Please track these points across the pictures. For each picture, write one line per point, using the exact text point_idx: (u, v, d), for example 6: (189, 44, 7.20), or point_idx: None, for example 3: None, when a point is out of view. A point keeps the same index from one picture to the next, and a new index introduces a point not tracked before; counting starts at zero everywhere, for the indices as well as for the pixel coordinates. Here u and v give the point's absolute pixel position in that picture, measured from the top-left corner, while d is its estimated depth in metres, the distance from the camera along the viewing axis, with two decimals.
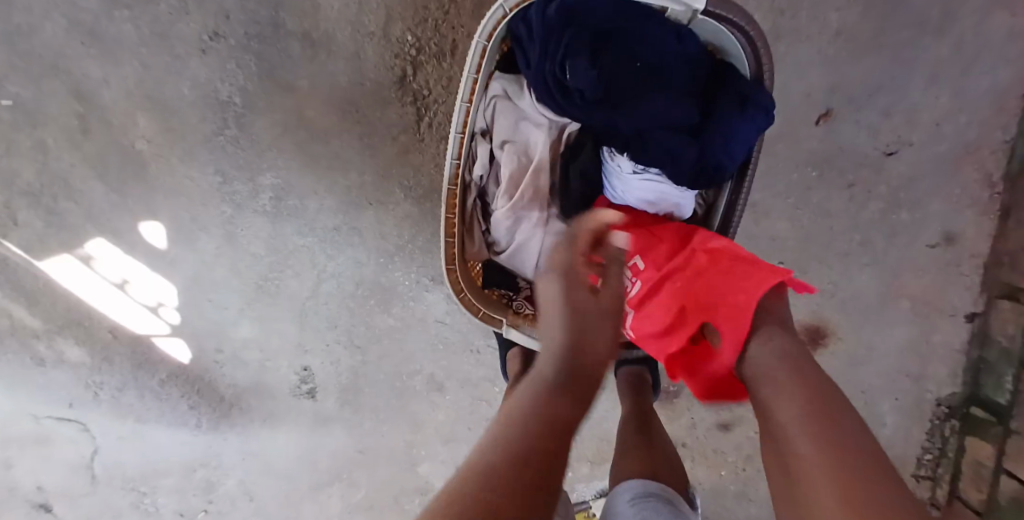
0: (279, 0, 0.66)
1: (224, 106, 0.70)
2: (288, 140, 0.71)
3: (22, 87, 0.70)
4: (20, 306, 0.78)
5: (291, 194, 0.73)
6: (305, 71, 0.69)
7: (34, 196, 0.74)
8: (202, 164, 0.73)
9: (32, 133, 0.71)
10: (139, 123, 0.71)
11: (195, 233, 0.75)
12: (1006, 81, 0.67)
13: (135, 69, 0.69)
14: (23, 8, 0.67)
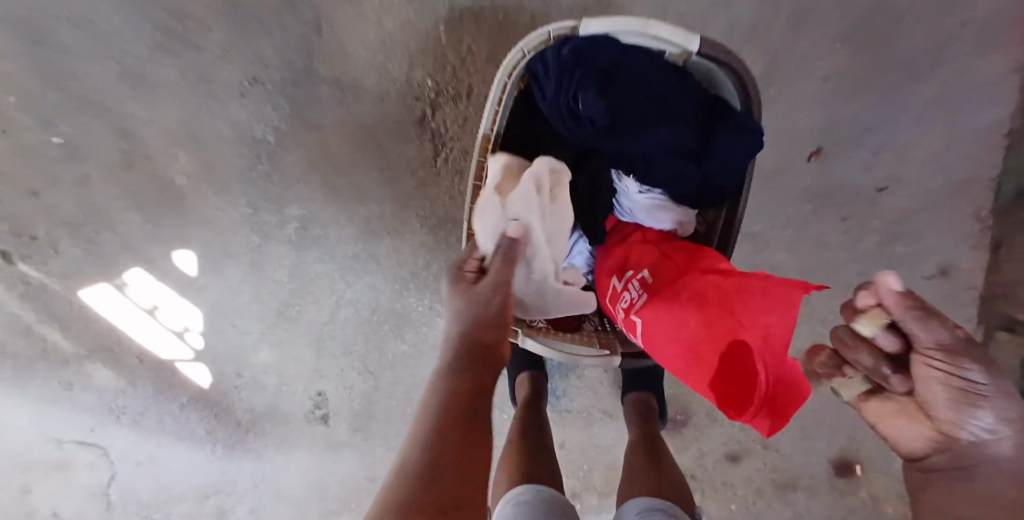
0: (311, 49, 0.72)
1: (259, 143, 0.76)
2: (314, 175, 0.77)
3: (73, 127, 0.78)
4: (55, 331, 0.86)
5: (315, 224, 0.79)
6: (332, 111, 0.74)
7: (76, 226, 0.82)
8: (234, 196, 0.79)
9: (80, 167, 0.80)
10: (179, 158, 0.78)
11: (222, 261, 0.82)
12: (992, 121, 0.70)
13: (177, 111, 0.76)
14: (82, 56, 0.75)
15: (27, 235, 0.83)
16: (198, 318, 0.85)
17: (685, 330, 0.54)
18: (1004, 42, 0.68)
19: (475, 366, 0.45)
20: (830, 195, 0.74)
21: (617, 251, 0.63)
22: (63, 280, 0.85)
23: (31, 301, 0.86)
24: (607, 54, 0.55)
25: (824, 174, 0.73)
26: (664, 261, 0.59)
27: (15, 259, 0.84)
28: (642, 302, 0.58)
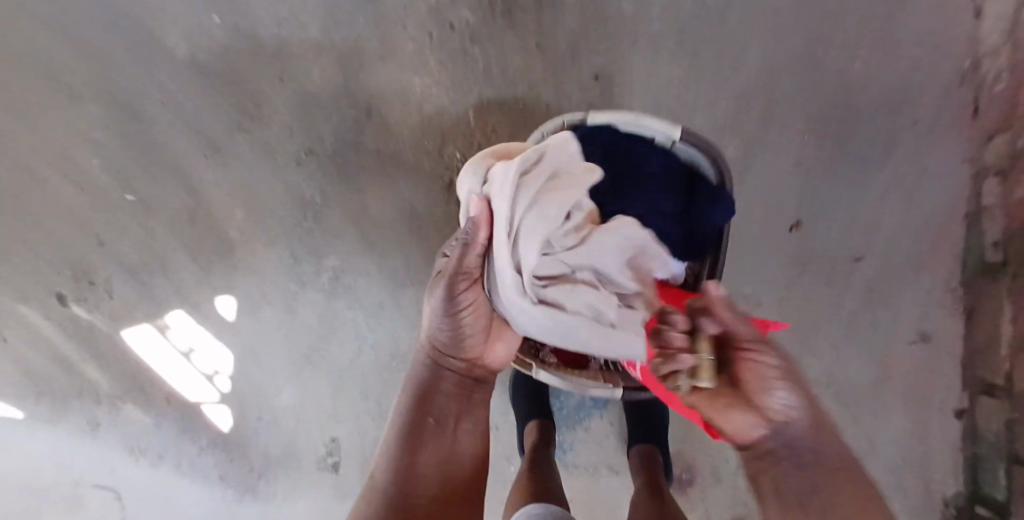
0: (362, 126, 0.85)
1: (307, 203, 0.87)
2: (352, 231, 0.87)
3: (147, 185, 0.90)
4: (95, 371, 0.94)
5: (349, 273, 0.88)
6: (374, 178, 0.86)
7: (134, 272, 0.93)
8: (279, 248, 0.89)
9: (147, 220, 0.91)
10: (235, 214, 0.89)
11: (260, 306, 0.92)
12: (947, 202, 0.82)
13: (239, 173, 0.88)
14: (166, 127, 0.88)
15: (87, 279, 0.93)
16: (229, 362, 0.93)
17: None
18: (946, 135, 0.82)
19: (433, 410, 0.64)
20: (812, 263, 0.84)
21: None
22: (112, 321, 0.93)
23: (78, 340, 0.94)
24: (605, 138, 0.67)
25: (807, 241, 0.84)
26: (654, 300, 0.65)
27: (70, 301, 0.94)
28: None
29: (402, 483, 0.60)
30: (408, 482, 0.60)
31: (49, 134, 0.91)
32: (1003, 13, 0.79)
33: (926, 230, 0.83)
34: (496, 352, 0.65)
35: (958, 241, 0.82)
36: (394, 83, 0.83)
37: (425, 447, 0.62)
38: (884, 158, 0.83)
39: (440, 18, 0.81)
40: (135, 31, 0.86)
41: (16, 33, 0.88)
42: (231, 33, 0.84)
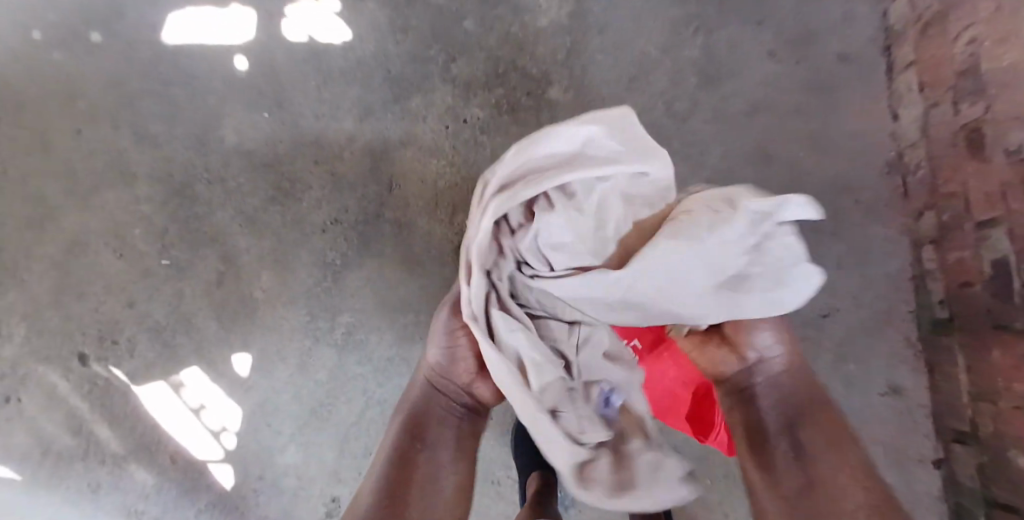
0: (383, 200, 0.97)
1: (328, 265, 0.99)
2: (366, 292, 0.98)
3: (182, 253, 1.01)
4: (105, 428, 1.01)
5: (360, 330, 0.99)
6: (390, 243, 0.98)
7: (159, 331, 1.02)
8: (298, 308, 1.00)
9: (178, 284, 1.01)
10: (261, 277, 1.00)
11: (275, 363, 1.00)
12: (897, 269, 0.99)
13: (269, 242, 0.99)
14: (206, 202, 1.00)
15: (111, 340, 1.02)
16: (236, 419, 1.01)
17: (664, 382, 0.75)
18: (883, 215, 1.00)
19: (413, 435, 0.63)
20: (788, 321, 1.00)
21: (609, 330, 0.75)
22: (130, 379, 1.02)
23: (93, 398, 1.02)
24: None
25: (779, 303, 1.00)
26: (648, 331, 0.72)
27: (91, 362, 1.02)
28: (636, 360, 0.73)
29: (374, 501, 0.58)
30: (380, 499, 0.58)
31: (100, 210, 1.03)
32: (916, 116, 0.98)
33: (882, 295, 0.99)
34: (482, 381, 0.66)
35: (910, 304, 0.98)
36: (414, 164, 0.97)
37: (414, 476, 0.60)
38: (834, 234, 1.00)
39: (455, 114, 0.97)
40: (190, 122, 1.01)
41: (91, 125, 1.03)
42: (274, 125, 0.99)
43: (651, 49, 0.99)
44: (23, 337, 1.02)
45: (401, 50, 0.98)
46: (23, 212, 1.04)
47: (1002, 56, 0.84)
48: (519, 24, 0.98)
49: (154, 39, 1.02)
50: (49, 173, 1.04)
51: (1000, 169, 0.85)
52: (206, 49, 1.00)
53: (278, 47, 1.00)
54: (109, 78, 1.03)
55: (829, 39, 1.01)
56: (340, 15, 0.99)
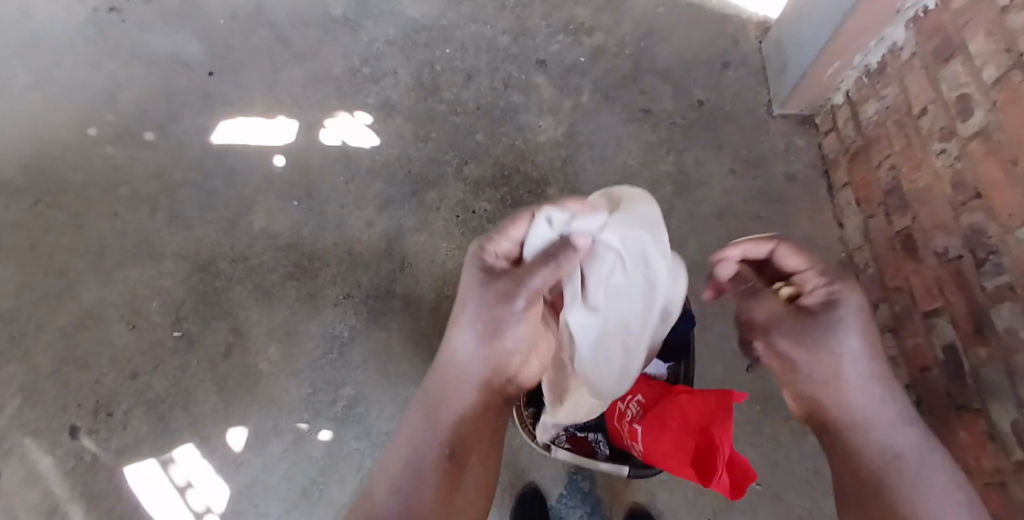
0: (395, 279, 1.09)
1: (336, 338, 1.06)
2: (373, 365, 1.05)
3: (194, 324, 1.07)
4: (79, 510, 1.00)
5: (361, 403, 1.04)
6: (399, 316, 1.08)
7: (155, 403, 1.04)
8: (301, 380, 1.05)
9: (185, 355, 1.06)
10: (269, 350, 1.06)
11: (270, 438, 1.02)
12: None
13: (283, 315, 1.08)
14: (226, 277, 1.09)
15: (105, 413, 1.04)
16: (222, 500, 1.01)
17: (664, 436, 0.80)
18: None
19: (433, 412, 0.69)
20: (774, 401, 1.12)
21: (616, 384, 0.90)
22: (118, 454, 1.02)
23: (74, 476, 1.01)
24: None
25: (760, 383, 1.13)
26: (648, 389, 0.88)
27: (81, 435, 1.02)
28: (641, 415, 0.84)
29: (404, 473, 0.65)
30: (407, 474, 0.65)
31: (120, 283, 1.10)
32: (858, 224, 1.18)
33: None
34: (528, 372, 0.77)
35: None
36: (426, 248, 1.11)
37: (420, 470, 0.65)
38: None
39: (465, 206, 1.13)
40: (224, 208, 1.13)
41: (126, 206, 1.14)
42: (301, 212, 1.13)
43: (632, 162, 1.19)
44: (15, 409, 1.03)
45: (421, 155, 1.16)
46: (42, 285, 1.09)
47: (917, 179, 1.04)
48: (523, 139, 1.18)
49: (204, 139, 1.17)
50: (76, 253, 1.11)
51: (933, 267, 1.00)
52: (250, 150, 1.16)
53: (313, 148, 1.16)
54: (154, 170, 1.15)
55: (775, 163, 1.24)
56: (370, 126, 1.18)
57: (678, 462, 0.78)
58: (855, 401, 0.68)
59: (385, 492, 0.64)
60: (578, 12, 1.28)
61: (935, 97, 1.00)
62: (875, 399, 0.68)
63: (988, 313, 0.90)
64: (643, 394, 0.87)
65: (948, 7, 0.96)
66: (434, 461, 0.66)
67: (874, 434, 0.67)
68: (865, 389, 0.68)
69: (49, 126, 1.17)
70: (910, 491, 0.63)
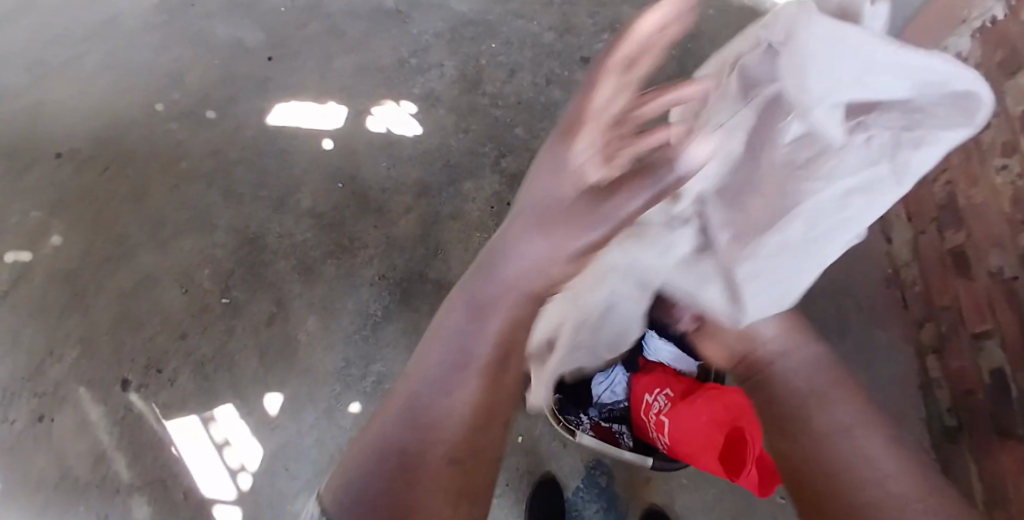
0: (428, 265, 1.18)
1: (370, 316, 1.16)
2: (404, 345, 1.15)
3: (240, 293, 1.19)
4: (124, 460, 1.12)
5: (389, 380, 1.13)
6: (430, 300, 1.16)
7: (201, 365, 1.16)
8: (336, 353, 1.15)
9: (230, 321, 1.18)
10: (308, 322, 1.17)
11: (304, 406, 1.13)
12: (902, 374, 1.11)
13: (322, 291, 1.18)
14: (273, 252, 1.20)
15: (155, 369, 1.16)
16: (256, 459, 1.12)
17: (695, 426, 0.88)
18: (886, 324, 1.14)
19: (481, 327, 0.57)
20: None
21: (645, 375, 1.00)
22: (166, 408, 1.14)
23: (122, 426, 1.13)
24: None
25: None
26: (674, 381, 0.96)
27: (132, 388, 1.15)
28: (670, 408, 0.92)
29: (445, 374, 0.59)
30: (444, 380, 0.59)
31: (177, 251, 1.22)
32: (906, 239, 1.14)
33: (891, 400, 1.10)
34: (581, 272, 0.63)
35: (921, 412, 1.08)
36: (460, 236, 1.18)
37: (450, 416, 0.59)
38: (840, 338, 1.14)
39: (501, 198, 1.19)
40: (273, 187, 1.24)
41: (188, 179, 1.26)
42: (344, 194, 1.22)
43: None
44: (73, 360, 1.16)
45: (462, 146, 1.22)
46: (105, 247, 1.22)
47: (974, 195, 0.99)
48: None
49: (260, 120, 1.28)
50: (137, 220, 1.24)
51: (986, 285, 0.96)
52: (301, 133, 1.26)
53: (360, 133, 1.25)
54: (211, 148, 1.27)
55: None
56: (414, 116, 1.25)
57: (708, 453, 0.87)
58: (785, 356, 0.67)
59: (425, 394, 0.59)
60: (625, 11, 1.29)
61: (999, 110, 0.95)
62: (805, 357, 0.67)
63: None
64: (673, 390, 0.95)
65: (1018, 19, 0.92)
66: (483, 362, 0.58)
67: (807, 388, 0.65)
68: (793, 340, 0.68)
69: (124, 103, 1.30)
70: (839, 444, 0.60)
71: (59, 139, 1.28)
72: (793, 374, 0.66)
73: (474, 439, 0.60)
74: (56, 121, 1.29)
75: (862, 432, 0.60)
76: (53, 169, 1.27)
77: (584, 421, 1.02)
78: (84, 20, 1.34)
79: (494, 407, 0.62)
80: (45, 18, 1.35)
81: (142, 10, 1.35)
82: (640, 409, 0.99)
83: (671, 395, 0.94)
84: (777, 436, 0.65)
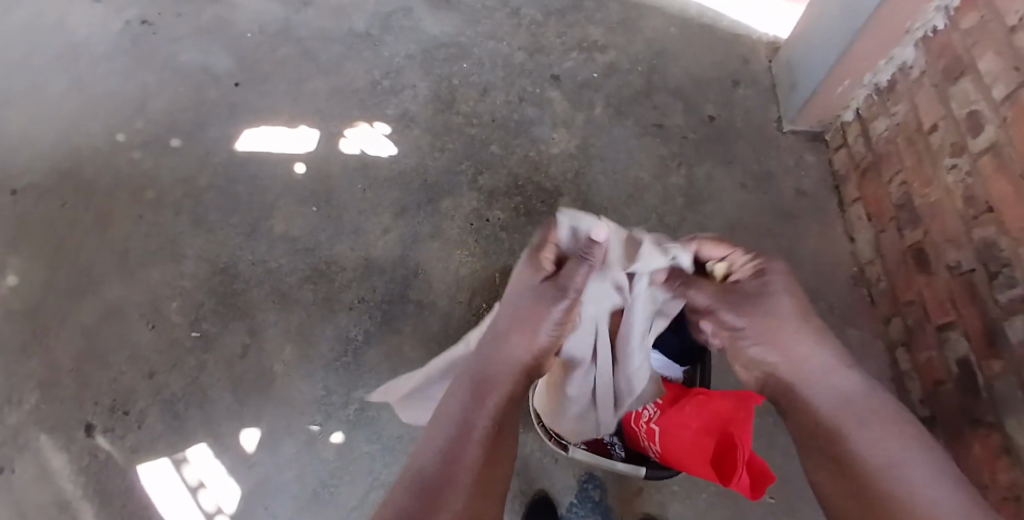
0: (409, 285, 1.17)
1: (351, 340, 1.14)
2: (386, 367, 1.13)
3: (211, 325, 1.15)
4: (90, 509, 1.05)
5: (373, 406, 1.11)
6: (412, 320, 1.15)
7: (171, 402, 1.11)
8: (316, 381, 1.12)
9: (202, 355, 1.14)
10: (286, 350, 1.14)
11: (283, 438, 1.10)
12: None
13: (299, 317, 1.16)
14: (246, 280, 1.18)
15: (122, 411, 1.11)
16: (233, 500, 1.07)
17: (683, 435, 0.88)
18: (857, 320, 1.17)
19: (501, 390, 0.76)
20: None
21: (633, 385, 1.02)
22: (135, 451, 1.09)
23: (87, 474, 1.07)
24: None
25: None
26: (664, 388, 0.97)
27: (97, 431, 1.09)
28: (659, 416, 0.92)
29: (463, 427, 0.71)
30: (463, 430, 0.71)
31: (143, 284, 1.18)
32: (869, 238, 1.19)
33: None
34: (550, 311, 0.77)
35: None
36: (440, 254, 1.18)
37: (463, 459, 0.68)
38: None
39: (479, 214, 1.19)
40: (246, 213, 1.22)
41: (153, 209, 1.22)
42: (320, 217, 1.21)
43: (645, 175, 1.21)
44: (33, 404, 1.10)
45: (438, 165, 1.23)
46: (66, 283, 1.17)
47: (929, 195, 1.05)
48: (535, 151, 1.23)
49: (230, 147, 1.26)
50: (100, 254, 1.19)
51: (946, 280, 1.00)
52: (274, 157, 1.25)
53: (333, 156, 1.24)
54: (179, 176, 1.24)
55: (784, 179, 1.25)
56: (389, 137, 1.25)
57: (697, 460, 0.88)
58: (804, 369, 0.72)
59: (435, 447, 0.70)
60: (592, 31, 1.33)
61: (946, 114, 1.01)
62: (821, 379, 0.71)
63: (1001, 326, 0.90)
64: (660, 395, 0.94)
65: (957, 28, 0.98)
66: (483, 428, 0.72)
67: (834, 405, 0.69)
68: (804, 350, 0.72)
69: (84, 134, 1.27)
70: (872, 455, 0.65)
71: (15, 173, 1.23)
72: (822, 395, 0.70)
73: (487, 472, 0.69)
74: (11, 154, 1.24)
75: (887, 437, 0.65)
76: (9, 205, 1.21)
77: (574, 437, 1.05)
78: (44, 52, 1.33)
79: (498, 455, 0.71)
80: (2, 50, 1.32)
81: (104, 39, 1.34)
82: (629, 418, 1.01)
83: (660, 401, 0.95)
84: (826, 468, 0.68)
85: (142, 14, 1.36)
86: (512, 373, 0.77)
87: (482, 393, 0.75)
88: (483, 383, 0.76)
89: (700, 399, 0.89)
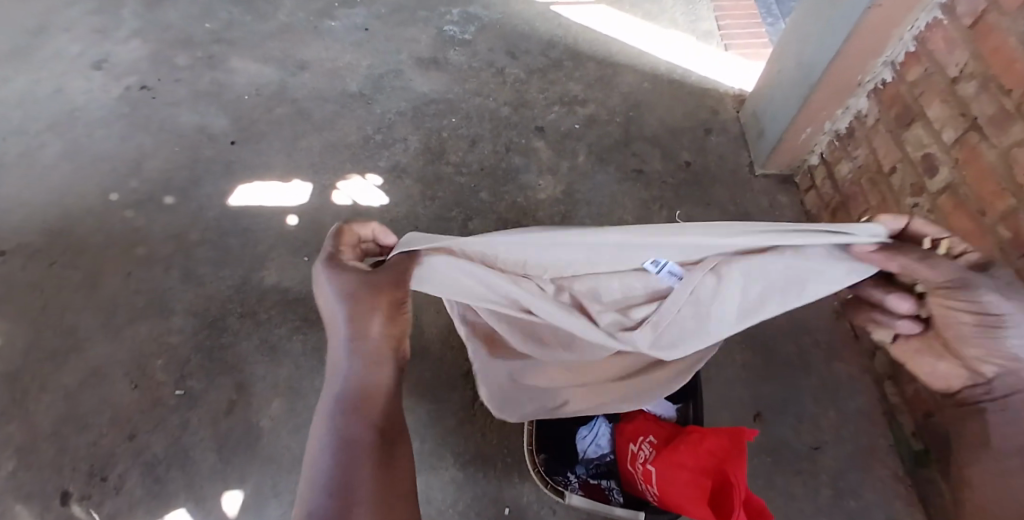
0: None
1: None
2: None
3: (197, 382, 1.14)
4: None
5: None
6: None
7: (153, 464, 1.07)
8: (305, 436, 1.10)
9: (186, 413, 1.11)
10: (273, 406, 1.12)
11: (269, 499, 1.05)
12: (864, 405, 1.20)
13: (289, 369, 1.15)
14: (234, 333, 1.17)
15: (100, 476, 1.06)
16: None
17: (680, 474, 0.87)
18: (842, 358, 1.24)
19: (380, 400, 0.62)
20: (784, 455, 1.15)
21: (628, 424, 1.03)
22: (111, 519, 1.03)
23: None
24: None
25: (766, 435, 1.17)
26: (658, 427, 1.00)
27: (74, 499, 1.04)
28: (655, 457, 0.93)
29: (344, 450, 0.58)
30: (344, 452, 0.58)
31: (129, 340, 1.17)
32: None
33: (861, 429, 1.17)
34: (370, 324, 0.61)
35: (888, 439, 1.16)
36: None
37: (359, 490, 0.56)
38: (804, 373, 1.23)
39: None
40: (236, 266, 1.23)
41: (143, 264, 1.23)
42: (311, 267, 1.23)
43: (629, 217, 1.27)
44: (8, 472, 1.06)
45: (429, 213, 1.26)
46: (49, 343, 1.16)
47: None
48: (523, 197, 1.28)
49: (223, 202, 1.29)
50: (87, 311, 1.19)
51: None
52: (266, 210, 1.28)
53: (326, 208, 1.28)
54: (170, 232, 1.26)
55: (760, 218, 1.32)
56: (380, 187, 1.29)
57: (694, 501, 0.84)
58: None
59: (309, 487, 0.56)
60: (571, 87, 1.43)
61: (903, 156, 1.09)
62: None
63: None
64: (656, 437, 0.97)
65: (903, 80, 1.08)
66: (372, 446, 0.59)
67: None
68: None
69: (78, 194, 1.29)
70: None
71: (6, 235, 1.24)
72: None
73: (390, 493, 0.58)
74: (5, 215, 1.26)
75: None
76: None
77: (570, 481, 1.04)
78: (42, 117, 1.37)
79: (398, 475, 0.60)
80: (0, 116, 1.36)
81: (103, 103, 1.39)
82: (624, 462, 1.02)
83: (656, 441, 0.97)
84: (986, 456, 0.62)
85: (141, 80, 1.43)
86: (383, 346, 0.62)
87: (354, 410, 0.60)
88: (352, 391, 0.61)
89: (695, 437, 0.90)
